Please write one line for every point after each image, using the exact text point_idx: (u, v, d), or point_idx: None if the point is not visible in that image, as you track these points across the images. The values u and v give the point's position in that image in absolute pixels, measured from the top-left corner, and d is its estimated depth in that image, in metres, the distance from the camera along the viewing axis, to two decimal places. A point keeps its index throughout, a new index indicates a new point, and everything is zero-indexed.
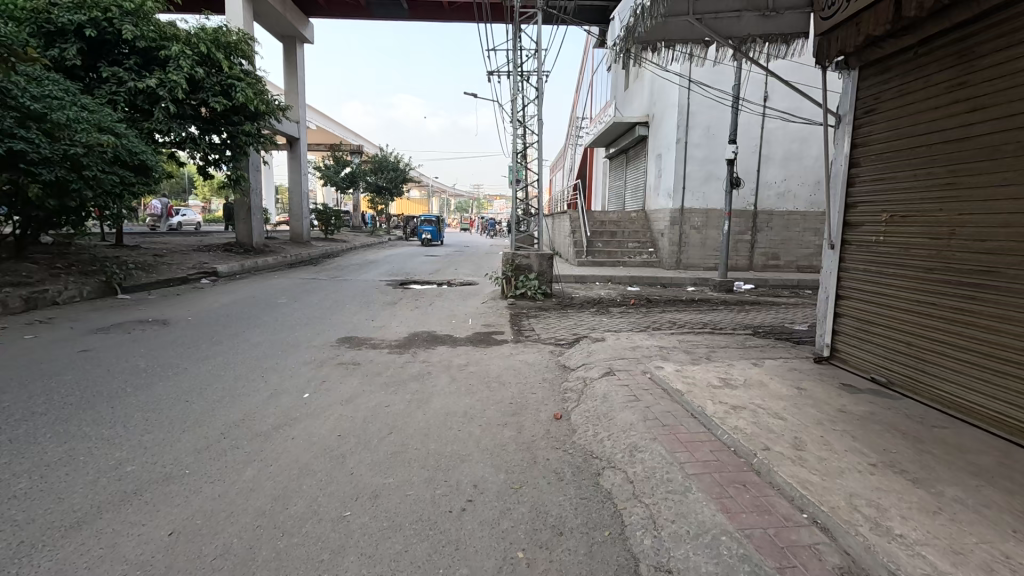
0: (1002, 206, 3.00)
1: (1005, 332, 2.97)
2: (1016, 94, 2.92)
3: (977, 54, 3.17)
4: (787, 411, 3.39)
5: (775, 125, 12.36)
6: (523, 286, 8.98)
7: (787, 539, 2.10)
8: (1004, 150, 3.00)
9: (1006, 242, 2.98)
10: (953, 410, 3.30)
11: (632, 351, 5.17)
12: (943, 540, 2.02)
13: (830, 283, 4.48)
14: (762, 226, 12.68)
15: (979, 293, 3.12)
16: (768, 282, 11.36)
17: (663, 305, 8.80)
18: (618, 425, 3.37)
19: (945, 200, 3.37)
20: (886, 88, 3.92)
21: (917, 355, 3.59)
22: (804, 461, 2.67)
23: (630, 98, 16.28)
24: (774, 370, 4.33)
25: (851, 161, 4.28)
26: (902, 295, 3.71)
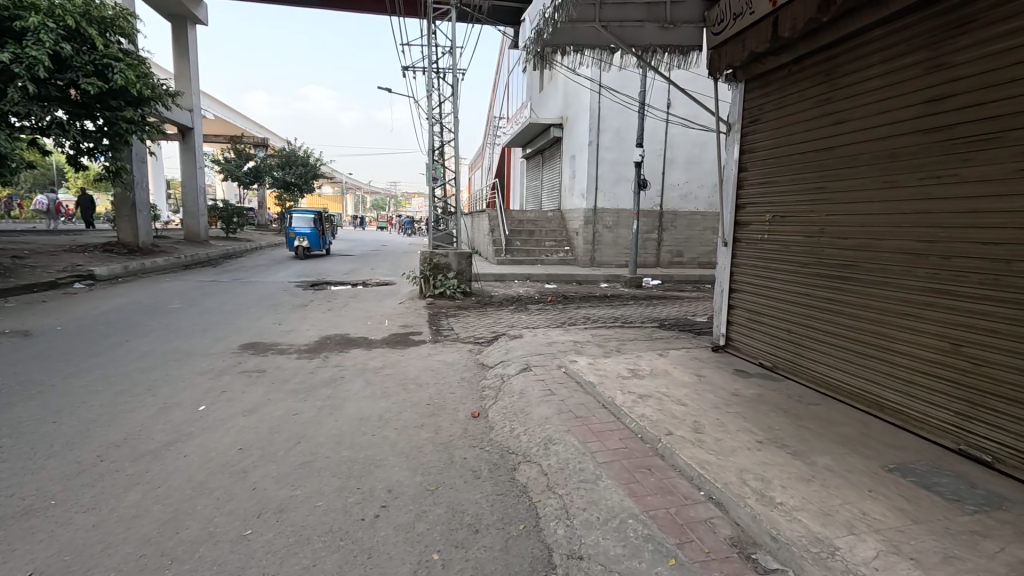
0: (860, 208, 3.41)
1: (865, 319, 3.38)
2: (869, 111, 3.35)
3: (838, 74, 3.61)
4: (688, 397, 3.65)
5: (677, 132, 13.26)
6: (442, 285, 8.89)
7: (687, 516, 2.25)
8: (861, 159, 3.42)
9: (862, 241, 3.40)
10: (825, 390, 3.71)
11: (548, 346, 5.31)
12: (816, 505, 2.26)
13: (725, 278, 4.88)
14: (668, 226, 13.54)
15: (844, 285, 3.54)
16: (673, 277, 12.19)
17: (579, 301, 9.11)
18: (534, 420, 3.44)
19: (817, 202, 3.78)
20: (768, 100, 4.34)
21: (797, 342, 4.00)
22: (702, 443, 2.89)
23: (545, 100, 16.62)
24: (677, 360, 4.64)
25: (740, 166, 4.70)
26: (784, 288, 4.12)
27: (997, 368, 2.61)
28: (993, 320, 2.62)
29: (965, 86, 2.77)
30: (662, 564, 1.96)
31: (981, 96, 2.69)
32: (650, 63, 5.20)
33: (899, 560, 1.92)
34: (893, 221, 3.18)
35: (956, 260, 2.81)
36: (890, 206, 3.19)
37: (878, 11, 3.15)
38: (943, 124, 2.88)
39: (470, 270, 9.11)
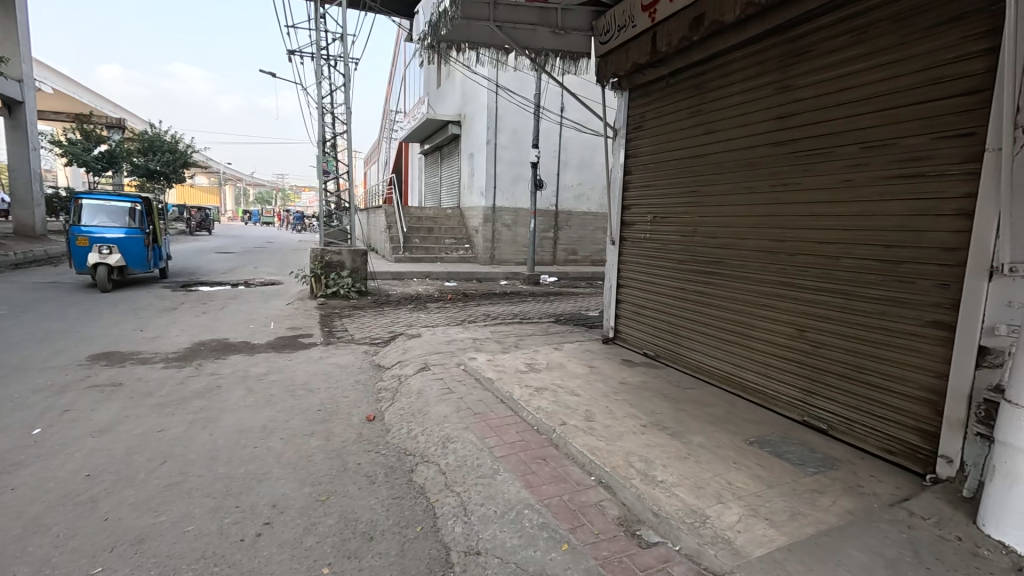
0: (726, 210, 3.80)
1: (731, 310, 3.78)
2: (732, 123, 3.74)
3: (707, 89, 3.99)
4: (581, 388, 3.82)
5: (571, 135, 13.84)
6: (335, 284, 8.43)
7: (578, 501, 2.36)
8: (725, 167, 3.82)
9: (727, 240, 3.80)
10: (699, 374, 4.10)
11: (447, 344, 5.27)
12: (690, 480, 2.49)
13: (613, 274, 5.19)
14: (563, 225, 14.11)
15: (713, 280, 3.93)
16: (568, 274, 12.73)
17: (478, 299, 9.15)
18: (432, 419, 3.39)
19: (691, 205, 4.15)
20: (649, 109, 4.68)
21: (675, 332, 4.38)
22: (593, 430, 3.04)
23: (443, 97, 16.44)
24: (572, 353, 4.85)
25: (626, 170, 5.03)
26: (665, 283, 4.49)
27: (831, 350, 3.05)
28: (828, 308, 3.06)
29: (804, 106, 3.19)
30: (555, 550, 2.02)
31: (817, 115, 3.11)
32: (543, 66, 5.34)
33: (756, 521, 2.17)
34: (752, 222, 3.58)
35: (800, 257, 3.23)
36: (749, 209, 3.60)
37: (738, 35, 3.53)
38: (789, 138, 3.29)
39: (366, 268, 8.74)
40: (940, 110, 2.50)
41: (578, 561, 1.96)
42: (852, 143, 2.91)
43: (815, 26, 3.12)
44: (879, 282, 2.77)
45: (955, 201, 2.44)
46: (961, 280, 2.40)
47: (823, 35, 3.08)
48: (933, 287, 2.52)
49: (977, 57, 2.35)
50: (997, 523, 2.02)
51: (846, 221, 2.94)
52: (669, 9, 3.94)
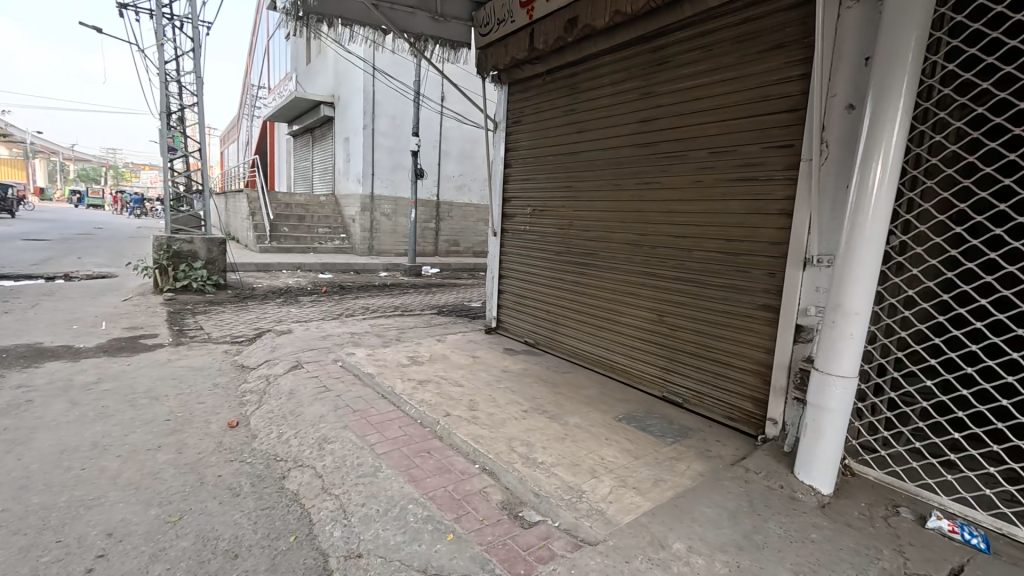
0: (597, 205, 4.07)
1: (602, 298, 4.06)
2: (602, 123, 4.00)
3: (580, 89, 4.21)
4: (465, 379, 3.84)
5: (451, 125, 13.74)
6: (186, 277, 7.43)
7: (463, 490, 2.36)
8: (596, 164, 4.07)
9: (598, 233, 4.07)
10: (575, 360, 4.36)
11: (322, 340, 4.94)
12: (568, 460, 2.63)
13: (495, 265, 5.29)
14: (444, 216, 14.00)
15: (586, 270, 4.18)
16: (450, 265, 12.70)
17: (356, 291, 8.73)
18: (306, 420, 3.15)
19: (566, 199, 4.37)
20: (527, 104, 4.83)
21: (553, 320, 4.59)
22: (477, 419, 3.08)
23: (313, 75, 15.28)
24: (455, 344, 4.84)
25: (506, 163, 5.13)
26: (544, 274, 4.68)
27: (686, 332, 3.42)
28: (683, 295, 3.42)
29: (664, 112, 3.50)
30: (441, 541, 2.00)
31: (674, 121, 3.44)
32: (423, 52, 5.18)
33: (625, 491, 2.37)
34: (619, 217, 3.87)
35: (660, 249, 3.57)
36: (618, 205, 3.88)
37: (607, 40, 3.77)
38: (651, 140, 3.60)
39: (224, 259, 7.84)
40: (768, 123, 2.91)
41: (463, 550, 1.95)
42: (702, 148, 3.27)
43: (672, 40, 3.44)
44: (723, 271, 3.17)
45: (778, 203, 2.87)
46: (782, 269, 2.85)
47: (679, 48, 3.41)
48: (762, 275, 2.95)
49: (795, 80, 2.78)
50: (808, 470, 2.45)
51: (697, 217, 3.31)
52: (545, 9, 4.07)
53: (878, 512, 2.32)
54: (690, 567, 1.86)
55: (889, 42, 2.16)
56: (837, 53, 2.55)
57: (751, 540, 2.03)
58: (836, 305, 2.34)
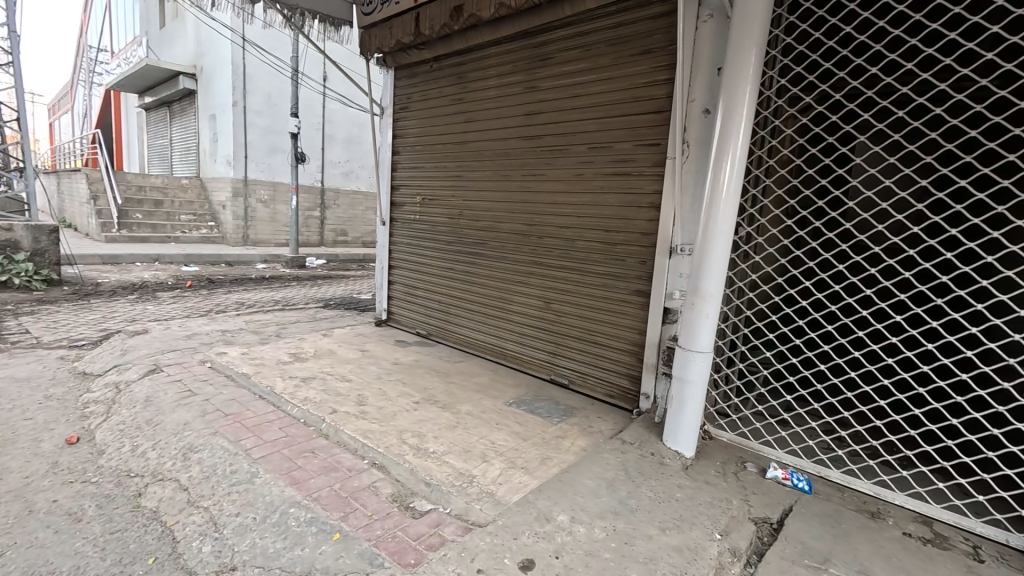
0: (486, 194, 4.12)
1: (492, 286, 4.13)
2: (490, 114, 4.04)
3: (468, 78, 4.21)
4: (353, 373, 3.69)
5: (335, 108, 12.97)
6: (4, 271, 6.20)
7: (350, 487, 2.28)
8: (485, 154, 4.10)
9: (487, 223, 4.13)
10: (468, 348, 4.40)
11: (186, 340, 4.43)
12: (458, 447, 2.66)
13: (384, 255, 5.14)
14: (330, 204, 13.24)
15: (478, 259, 4.22)
16: (337, 256, 12.07)
17: (228, 285, 7.93)
18: (167, 429, 2.82)
19: (456, 188, 4.37)
20: (414, 90, 4.72)
21: (445, 311, 4.59)
22: (366, 414, 2.98)
23: (169, 41, 13.47)
24: (341, 338, 4.63)
25: (394, 149, 4.99)
26: (434, 264, 4.64)
27: (570, 317, 3.61)
28: (567, 282, 3.60)
29: (548, 106, 3.63)
30: (326, 542, 1.92)
31: (556, 116, 3.59)
32: (300, 26, 4.81)
33: (514, 472, 2.46)
34: (508, 207, 3.96)
35: (546, 239, 3.72)
36: (507, 195, 3.97)
37: (493, 32, 3.80)
38: (536, 133, 3.71)
39: (56, 250, 6.66)
40: (639, 122, 3.16)
41: (350, 548, 1.89)
42: (582, 144, 3.45)
43: (554, 37, 3.57)
44: (602, 259, 3.39)
45: (648, 196, 3.14)
46: (652, 257, 3.13)
47: (560, 45, 3.54)
48: (635, 263, 3.22)
49: (661, 84, 3.04)
50: (674, 437, 2.73)
51: (579, 208, 3.50)
52: None
53: (730, 469, 2.66)
54: (572, 536, 1.98)
55: (735, 56, 2.45)
56: (696, 62, 2.83)
57: (626, 505, 2.22)
58: (696, 288, 2.62)
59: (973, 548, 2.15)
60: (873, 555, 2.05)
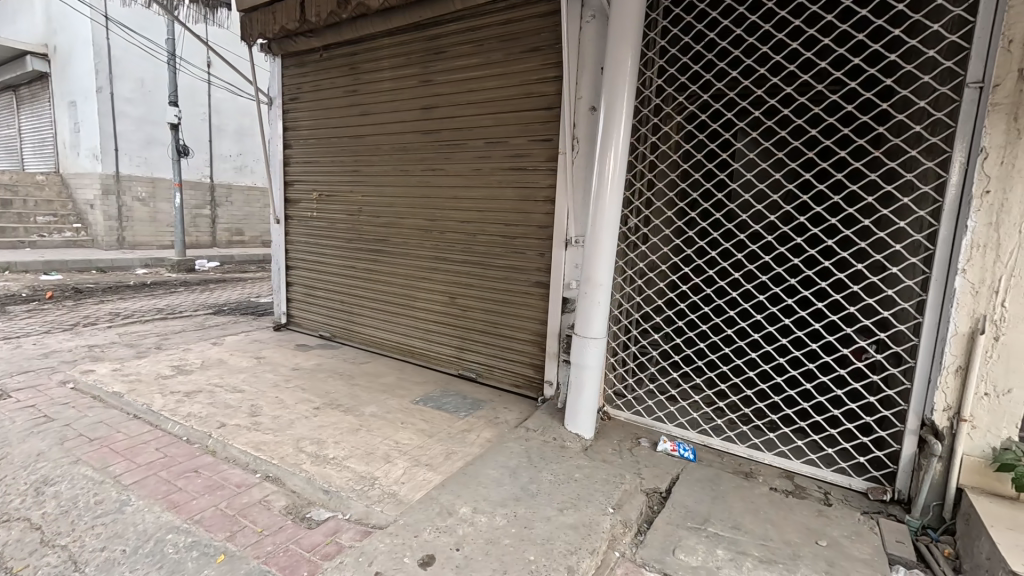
0: (386, 190, 4.02)
1: (397, 284, 4.05)
2: (386, 107, 3.93)
3: (361, 69, 4.06)
4: (246, 383, 3.45)
5: (223, 97, 11.94)
6: None
7: (238, 504, 2.14)
8: (383, 149, 4.00)
9: (389, 219, 4.03)
10: (374, 348, 4.29)
11: (43, 358, 3.89)
12: (360, 450, 2.59)
13: (280, 255, 4.84)
14: (221, 201, 12.22)
15: (381, 256, 4.11)
16: (233, 258, 11.18)
17: (99, 294, 7.06)
18: (15, 462, 2.46)
19: (354, 183, 4.21)
20: (304, 81, 4.47)
21: (349, 310, 4.42)
22: (259, 425, 2.81)
23: (9, 13, 11.61)
24: (235, 346, 4.31)
25: (285, 143, 4.70)
26: (336, 263, 4.45)
27: (475, 311, 3.63)
28: (470, 277, 3.62)
29: (443, 100, 3.61)
30: (209, 566, 1.78)
31: (452, 111, 3.57)
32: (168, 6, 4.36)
33: (418, 470, 2.44)
34: (408, 203, 3.89)
35: (448, 234, 3.70)
36: (407, 190, 3.90)
37: (384, 23, 3.70)
38: (434, 127, 3.68)
39: None
40: (532, 118, 3.24)
41: (236, 568, 1.78)
42: (479, 139, 3.47)
43: (446, 31, 3.54)
44: (503, 253, 3.45)
45: (543, 190, 3.24)
46: (549, 250, 3.23)
47: (453, 40, 3.52)
48: (534, 256, 3.31)
49: (550, 81, 3.13)
50: (574, 420, 2.86)
51: (478, 203, 3.52)
52: None
53: (625, 445, 2.84)
54: (474, 527, 2.01)
55: (613, 57, 2.58)
56: (581, 61, 2.95)
57: (527, 490, 2.29)
58: (589, 278, 2.75)
59: (825, 494, 2.47)
60: (744, 509, 2.30)
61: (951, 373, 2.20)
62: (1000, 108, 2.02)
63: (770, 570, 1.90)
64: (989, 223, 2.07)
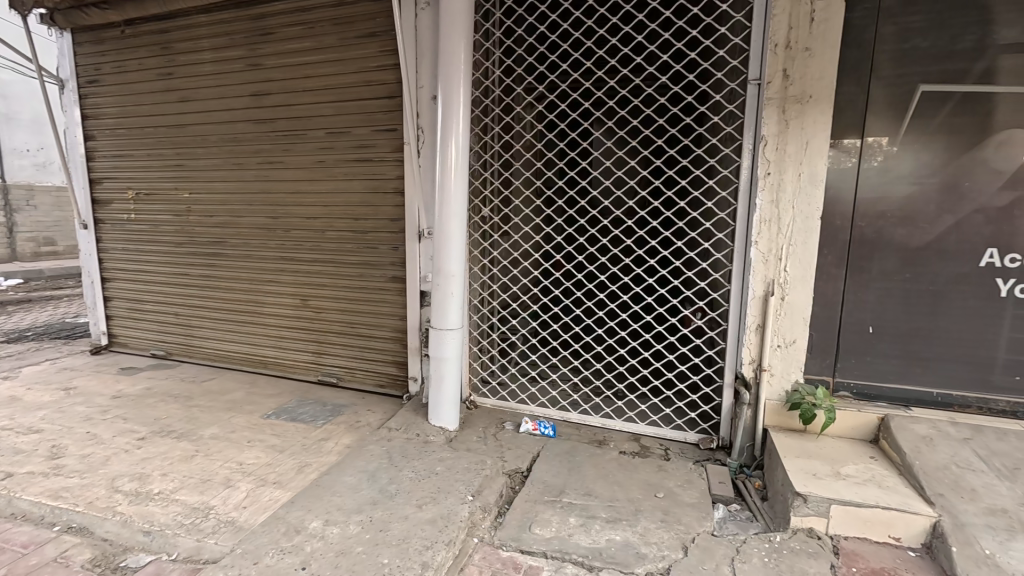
0: (217, 186, 3.60)
1: (239, 289, 3.67)
2: (209, 93, 3.51)
3: (176, 50, 3.58)
4: (46, 422, 2.88)
5: (9, 79, 9.87)
6: None
7: (25, 568, 1.79)
8: (209, 140, 3.57)
9: (223, 218, 3.62)
10: (219, 362, 3.87)
11: None
12: (194, 479, 2.30)
13: (90, 266, 4.13)
14: (21, 205, 10.13)
15: (216, 261, 3.69)
16: (41, 273, 9.35)
17: None
18: None
19: (179, 179, 3.72)
20: (104, 61, 3.82)
21: (186, 323, 3.92)
22: (61, 468, 2.37)
23: None
24: (34, 378, 3.60)
25: (86, 133, 4.00)
26: (165, 271, 3.90)
27: (329, 312, 3.43)
28: (323, 277, 3.40)
29: (276, 87, 3.32)
30: None
31: (286, 98, 3.30)
32: None
33: (263, 490, 2.24)
34: (245, 200, 3.53)
35: (294, 231, 3.43)
36: (242, 186, 3.53)
37: None
38: (267, 116, 3.37)
39: None
40: (374, 107, 3.10)
41: None
42: (319, 129, 3.25)
43: (272, 11, 3.25)
44: (354, 249, 3.29)
45: (392, 182, 3.13)
46: (403, 243, 3.14)
47: (281, 21, 3.24)
48: (388, 250, 3.20)
49: (389, 68, 3.02)
50: (437, 414, 2.84)
51: (324, 197, 3.31)
52: None
53: (490, 431, 2.89)
54: (324, 542, 1.89)
55: (446, 46, 2.56)
56: (419, 49, 2.88)
57: (386, 492, 2.22)
58: (440, 269, 2.73)
59: (665, 450, 2.74)
60: (595, 476, 2.46)
61: (752, 331, 2.55)
62: (773, 101, 2.36)
63: (615, 529, 2.05)
64: (772, 201, 2.42)
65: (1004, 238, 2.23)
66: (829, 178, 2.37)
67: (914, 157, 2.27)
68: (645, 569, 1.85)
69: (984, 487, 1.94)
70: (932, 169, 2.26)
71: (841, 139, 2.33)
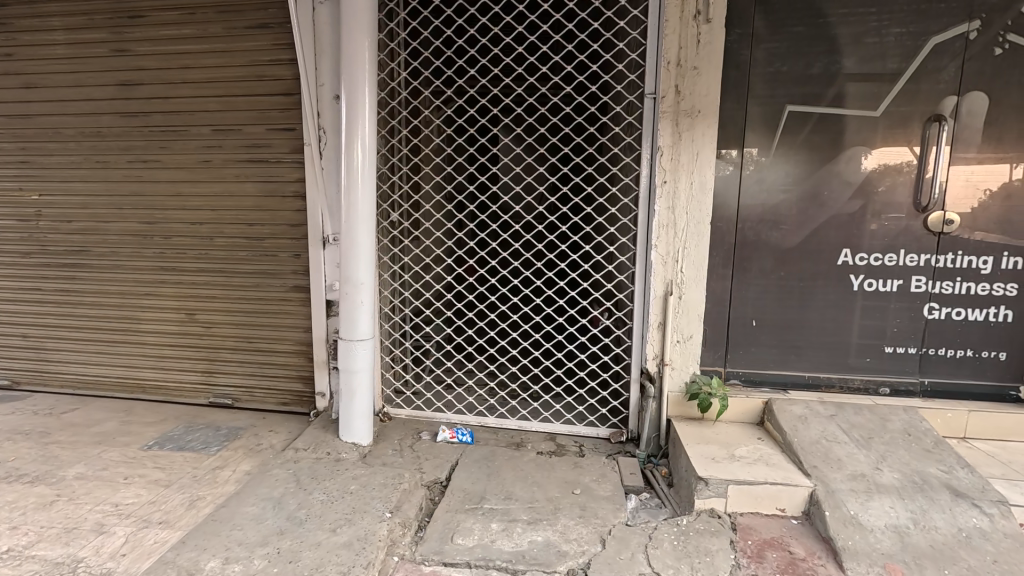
0: (76, 186, 3.13)
1: (107, 304, 3.22)
2: (62, 80, 3.04)
3: (15, 27, 3.06)
4: None
5: None
6: None
7: None
8: (64, 134, 3.09)
9: (85, 224, 3.16)
10: (83, 389, 3.36)
11: None
12: (56, 529, 1.97)
13: None
14: None
15: (77, 272, 3.21)
16: None
17: None
18: None
19: (24, 179, 3.18)
20: None
21: (39, 346, 3.35)
22: None
23: None
24: None
25: None
26: (8, 286, 3.31)
27: (220, 327, 3.12)
28: (211, 289, 3.08)
29: (148, 77, 2.96)
30: None
31: (162, 91, 2.95)
32: None
33: (146, 532, 1.98)
34: (113, 203, 3.10)
35: (175, 238, 3.08)
36: (108, 188, 3.10)
37: None
38: (138, 109, 2.99)
39: None
40: (267, 105, 2.88)
41: None
42: (202, 126, 2.95)
43: None
44: (248, 258, 3.02)
45: (290, 185, 2.92)
46: (305, 251, 2.95)
47: (152, 4, 2.90)
48: (288, 258, 2.98)
49: (284, 64, 2.82)
50: (348, 430, 2.70)
51: (210, 201, 3.00)
52: None
53: (405, 443, 2.80)
54: None
55: (348, 43, 2.44)
56: (318, 44, 2.71)
57: (294, 519, 2.06)
58: (347, 277, 2.59)
59: (580, 446, 2.84)
60: (515, 479, 2.48)
61: (655, 328, 2.72)
62: (667, 115, 2.54)
63: (536, 530, 2.08)
64: (668, 207, 2.61)
65: (855, 240, 2.58)
66: (716, 186, 2.60)
67: (784, 167, 2.56)
68: (567, 566, 1.90)
69: (848, 456, 2.24)
70: (799, 179, 2.57)
71: (725, 151, 2.57)
